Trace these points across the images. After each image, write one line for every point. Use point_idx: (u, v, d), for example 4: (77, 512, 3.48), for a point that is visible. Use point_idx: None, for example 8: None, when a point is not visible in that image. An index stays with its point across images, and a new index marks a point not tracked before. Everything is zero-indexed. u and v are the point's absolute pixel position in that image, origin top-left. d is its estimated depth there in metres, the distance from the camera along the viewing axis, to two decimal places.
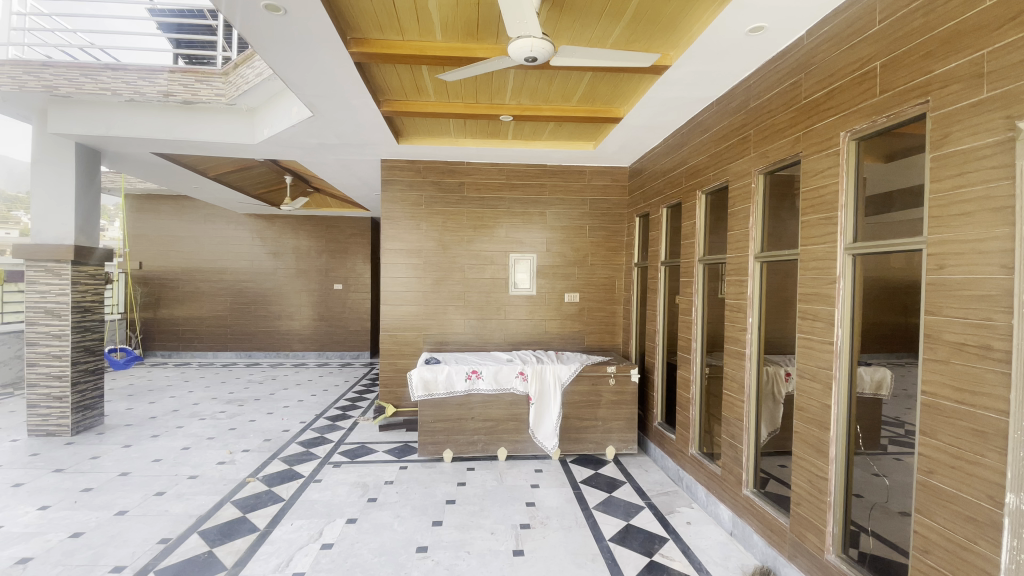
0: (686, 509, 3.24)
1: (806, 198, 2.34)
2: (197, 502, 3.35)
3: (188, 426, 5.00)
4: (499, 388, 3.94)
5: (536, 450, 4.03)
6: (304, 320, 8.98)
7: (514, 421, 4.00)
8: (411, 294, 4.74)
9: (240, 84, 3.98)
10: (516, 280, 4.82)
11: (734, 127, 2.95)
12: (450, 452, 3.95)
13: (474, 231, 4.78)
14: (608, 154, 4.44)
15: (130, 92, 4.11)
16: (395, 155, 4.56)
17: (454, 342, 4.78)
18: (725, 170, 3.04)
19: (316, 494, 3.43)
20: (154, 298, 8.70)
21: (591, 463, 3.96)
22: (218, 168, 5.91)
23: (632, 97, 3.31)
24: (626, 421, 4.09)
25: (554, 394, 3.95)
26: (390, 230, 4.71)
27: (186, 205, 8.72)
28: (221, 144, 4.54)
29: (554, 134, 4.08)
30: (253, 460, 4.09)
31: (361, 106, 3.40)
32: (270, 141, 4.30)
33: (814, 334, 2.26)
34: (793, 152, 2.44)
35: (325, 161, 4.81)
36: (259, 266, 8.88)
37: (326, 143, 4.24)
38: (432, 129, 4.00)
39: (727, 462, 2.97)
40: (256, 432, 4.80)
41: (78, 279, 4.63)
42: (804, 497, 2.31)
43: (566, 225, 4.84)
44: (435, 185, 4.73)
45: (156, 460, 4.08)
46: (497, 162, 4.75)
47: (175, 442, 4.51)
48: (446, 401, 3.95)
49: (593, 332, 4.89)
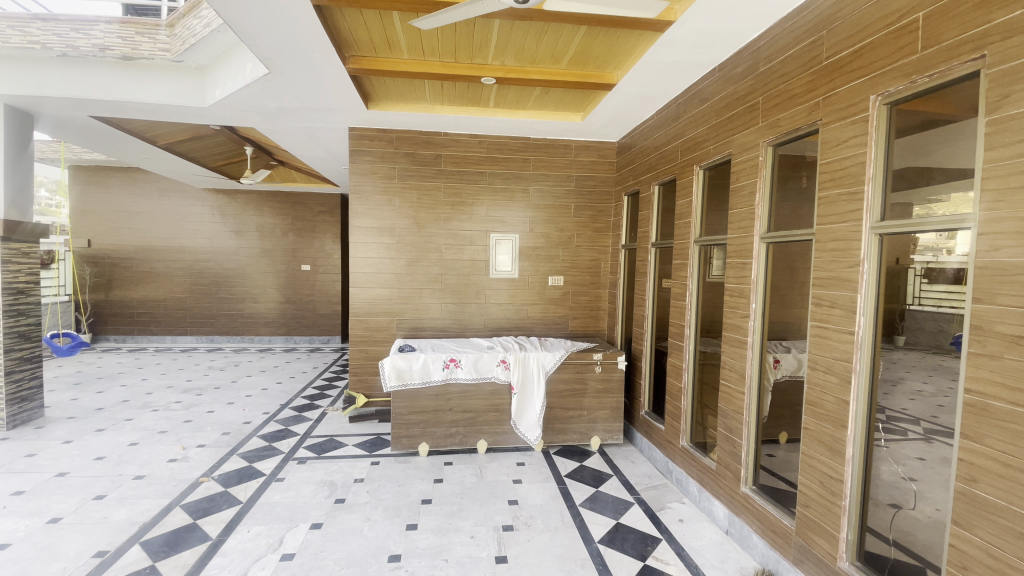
0: (677, 504, 3.05)
1: (825, 171, 2.11)
2: (143, 507, 2.99)
3: (138, 418, 4.59)
4: (479, 376, 3.68)
5: (518, 442, 3.80)
6: (270, 303, 8.51)
7: (495, 412, 3.75)
8: (383, 276, 4.40)
9: (187, 38, 3.51)
10: (497, 262, 4.53)
11: (739, 94, 2.69)
12: (427, 445, 3.69)
13: (452, 209, 4.45)
14: (596, 127, 4.16)
15: (61, 45, 3.60)
16: (365, 123, 4.17)
17: (430, 328, 4.48)
18: (728, 142, 2.78)
19: (277, 495, 3.12)
20: (105, 279, 8.08)
21: (575, 455, 3.76)
22: (170, 136, 5.39)
23: (628, 60, 3.01)
24: (612, 411, 3.87)
25: (537, 383, 3.70)
26: (361, 207, 4.34)
27: (139, 178, 8.08)
28: (168, 107, 4.05)
29: (540, 101, 3.75)
30: (209, 457, 3.74)
31: (324, 61, 2.99)
32: (224, 105, 3.85)
33: (831, 322, 2.04)
34: (810, 120, 2.20)
35: (288, 129, 4.38)
36: (220, 246, 8.33)
37: (287, 107, 3.82)
38: (405, 92, 3.62)
39: (723, 456, 2.77)
40: (213, 424, 4.42)
41: (8, 257, 4.11)
42: (814, 500, 2.13)
43: (550, 204, 4.55)
44: (409, 158, 4.36)
45: (99, 458, 3.68)
46: (477, 134, 4.41)
47: (122, 437, 4.11)
48: (421, 392, 3.66)
49: (577, 317, 4.65)
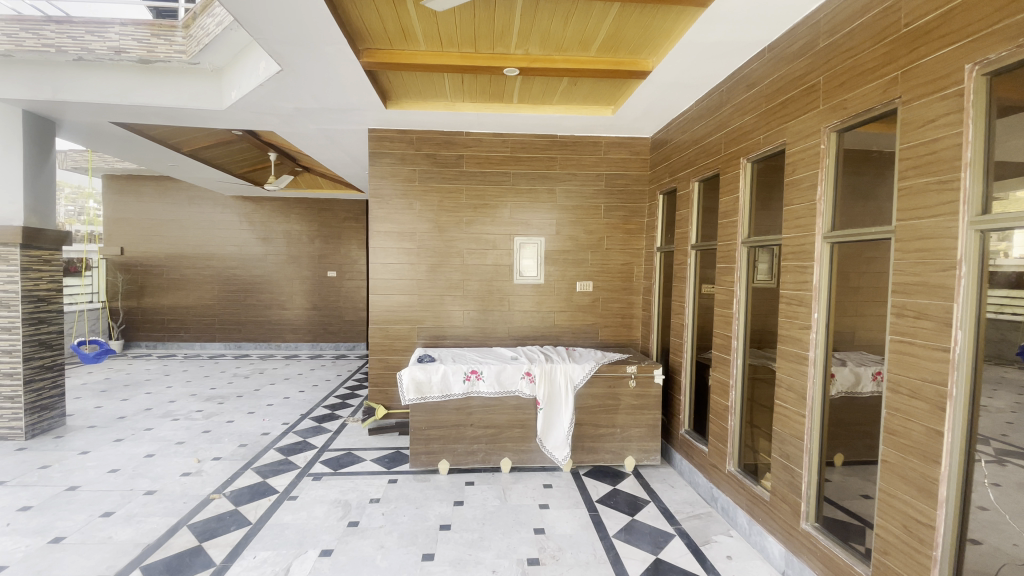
0: (723, 538, 2.72)
1: (906, 157, 1.78)
2: (149, 527, 2.85)
3: (158, 427, 4.51)
4: (503, 390, 3.43)
5: (544, 461, 3.52)
6: (296, 310, 8.48)
7: (520, 428, 3.49)
8: (403, 282, 4.21)
9: (200, 38, 3.41)
10: (521, 267, 4.28)
11: (795, 75, 2.38)
12: (447, 463, 3.45)
13: (475, 211, 4.23)
14: (628, 121, 3.88)
15: (77, 48, 3.57)
16: (384, 123, 4.00)
17: (452, 337, 4.26)
18: (782, 130, 2.47)
19: (288, 516, 2.93)
20: (137, 286, 8.21)
21: (608, 476, 3.46)
22: (194, 143, 5.36)
23: (665, 43, 2.73)
24: (648, 428, 3.56)
25: (565, 398, 3.42)
26: (380, 211, 4.17)
27: (169, 186, 8.19)
28: (186, 111, 3.98)
29: (568, 95, 3.49)
30: (223, 471, 3.60)
31: (335, 54, 2.79)
32: (240, 107, 3.74)
33: (917, 336, 1.71)
34: (886, 98, 1.87)
35: (306, 132, 4.26)
36: (247, 253, 8.36)
37: (304, 108, 3.69)
38: (423, 89, 3.43)
39: (779, 486, 2.44)
40: (231, 436, 4.29)
41: (29, 265, 4.10)
42: (895, 548, 1.79)
43: (579, 205, 4.28)
44: (430, 159, 4.17)
45: (112, 471, 3.58)
46: (501, 132, 4.18)
47: (139, 448, 4.03)
48: (441, 405, 3.43)
49: (608, 325, 4.35)
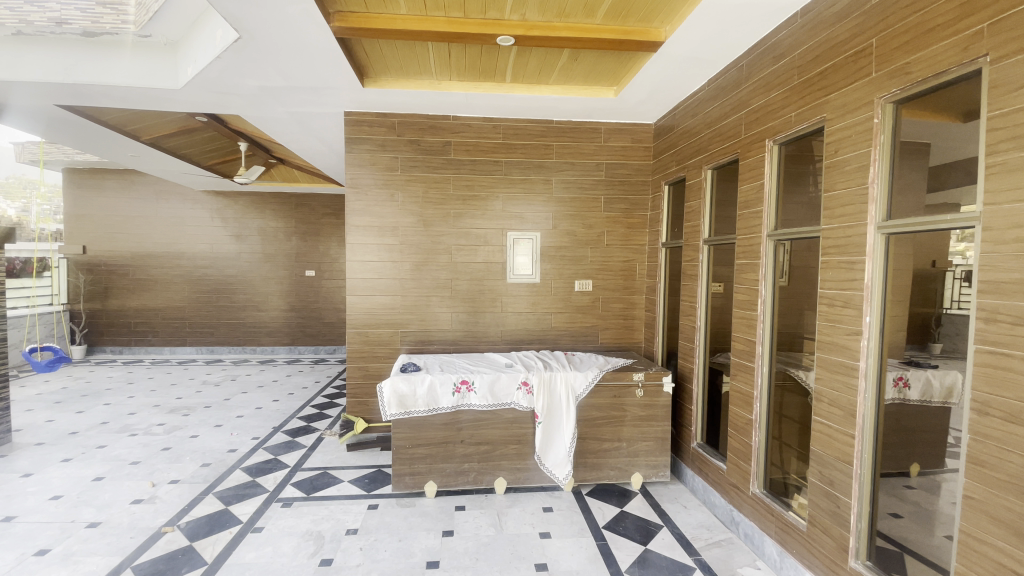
0: (751, 571, 2.40)
1: (995, 127, 1.46)
2: (86, 569, 2.42)
3: (112, 445, 4.05)
4: (496, 403, 3.07)
5: (543, 480, 3.17)
6: (273, 311, 8.01)
7: (516, 444, 3.12)
8: (385, 282, 3.82)
9: (149, 4, 2.98)
10: (515, 265, 3.91)
11: (838, 39, 2.05)
12: (434, 485, 3.08)
13: (463, 204, 3.85)
14: (632, 105, 3.54)
15: (12, 20, 3.13)
16: (361, 105, 3.61)
17: (439, 342, 3.89)
18: (821, 105, 2.14)
19: (251, 554, 2.53)
20: (100, 287, 7.67)
21: (614, 496, 3.12)
22: (154, 131, 4.89)
23: (682, 7, 2.37)
24: (657, 442, 3.23)
25: (566, 410, 3.07)
26: (358, 203, 3.78)
27: (135, 180, 7.67)
28: (139, 92, 3.54)
29: (568, 71, 3.13)
30: (180, 497, 3.18)
31: (302, 18, 2.38)
32: (198, 85, 3.31)
33: (1015, 348, 1.39)
34: (964, 58, 1.55)
35: (276, 116, 3.84)
36: (220, 251, 7.86)
37: (270, 86, 3.28)
38: (405, 63, 3.05)
39: (819, 515, 2.13)
40: (192, 453, 3.86)
41: None
42: None
43: (576, 197, 3.93)
44: (414, 146, 3.79)
45: (54, 498, 3.14)
46: (492, 117, 3.81)
47: (87, 470, 3.57)
48: (427, 420, 3.06)
49: (609, 328, 4.02)
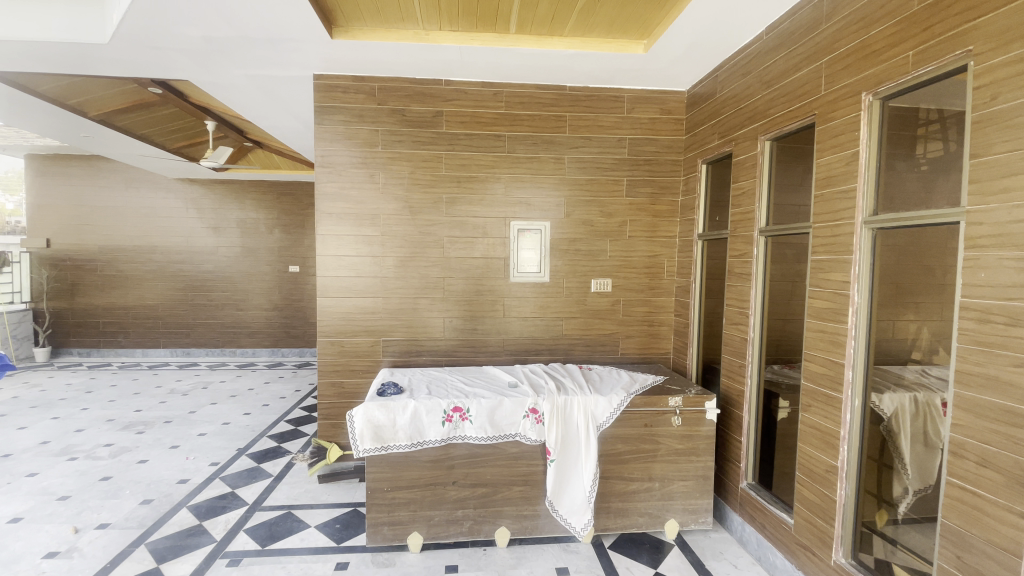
0: None
1: None
2: None
3: (44, 473, 3.42)
4: (497, 435, 2.44)
5: (556, 529, 2.55)
6: (254, 310, 7.38)
7: (522, 486, 2.50)
8: (363, 281, 3.18)
9: None
10: (519, 260, 3.27)
11: None
12: (420, 537, 2.45)
13: (457, 186, 3.21)
14: (665, 64, 2.89)
15: None
16: (332, 64, 2.96)
17: (429, 352, 3.26)
18: (962, 33, 1.49)
19: None
20: (67, 284, 7.06)
21: (645, 551, 2.49)
22: (103, 106, 4.23)
23: None
24: (698, 482, 2.60)
25: (585, 444, 2.45)
26: (331, 186, 3.13)
27: (102, 166, 7.02)
28: (61, 51, 2.90)
29: (590, 14, 2.47)
30: (105, 548, 2.55)
31: None
32: (126, 37, 2.66)
33: None
34: None
35: (234, 80, 3.19)
36: (196, 244, 7.21)
37: (217, 38, 2.62)
38: (383, 4, 2.39)
39: None
40: (134, 486, 3.23)
41: None
42: None
43: (593, 179, 3.28)
44: (398, 116, 3.14)
45: None
46: (492, 81, 3.17)
47: (3, 508, 2.95)
48: (411, 457, 2.43)
49: (632, 335, 3.38)
